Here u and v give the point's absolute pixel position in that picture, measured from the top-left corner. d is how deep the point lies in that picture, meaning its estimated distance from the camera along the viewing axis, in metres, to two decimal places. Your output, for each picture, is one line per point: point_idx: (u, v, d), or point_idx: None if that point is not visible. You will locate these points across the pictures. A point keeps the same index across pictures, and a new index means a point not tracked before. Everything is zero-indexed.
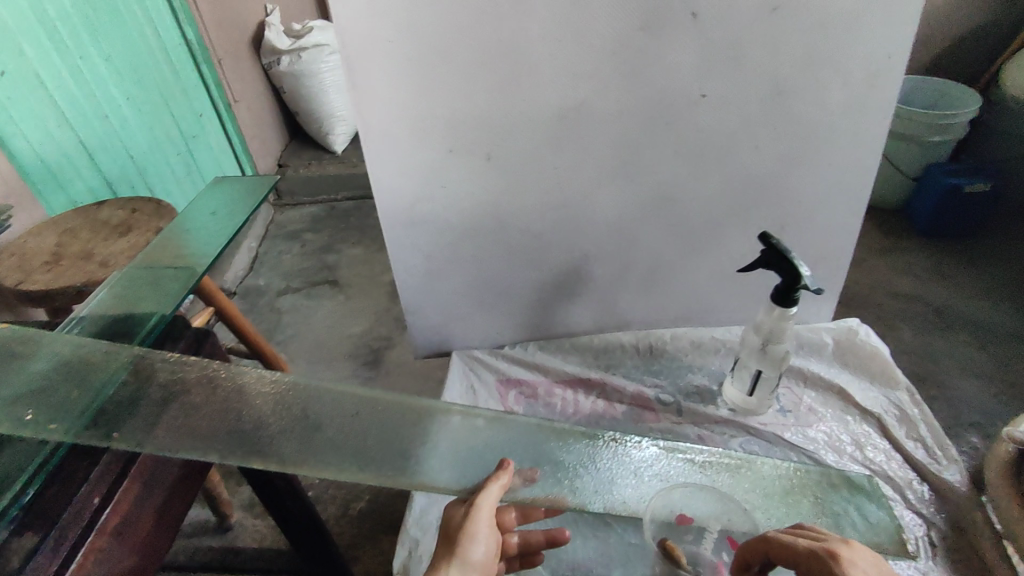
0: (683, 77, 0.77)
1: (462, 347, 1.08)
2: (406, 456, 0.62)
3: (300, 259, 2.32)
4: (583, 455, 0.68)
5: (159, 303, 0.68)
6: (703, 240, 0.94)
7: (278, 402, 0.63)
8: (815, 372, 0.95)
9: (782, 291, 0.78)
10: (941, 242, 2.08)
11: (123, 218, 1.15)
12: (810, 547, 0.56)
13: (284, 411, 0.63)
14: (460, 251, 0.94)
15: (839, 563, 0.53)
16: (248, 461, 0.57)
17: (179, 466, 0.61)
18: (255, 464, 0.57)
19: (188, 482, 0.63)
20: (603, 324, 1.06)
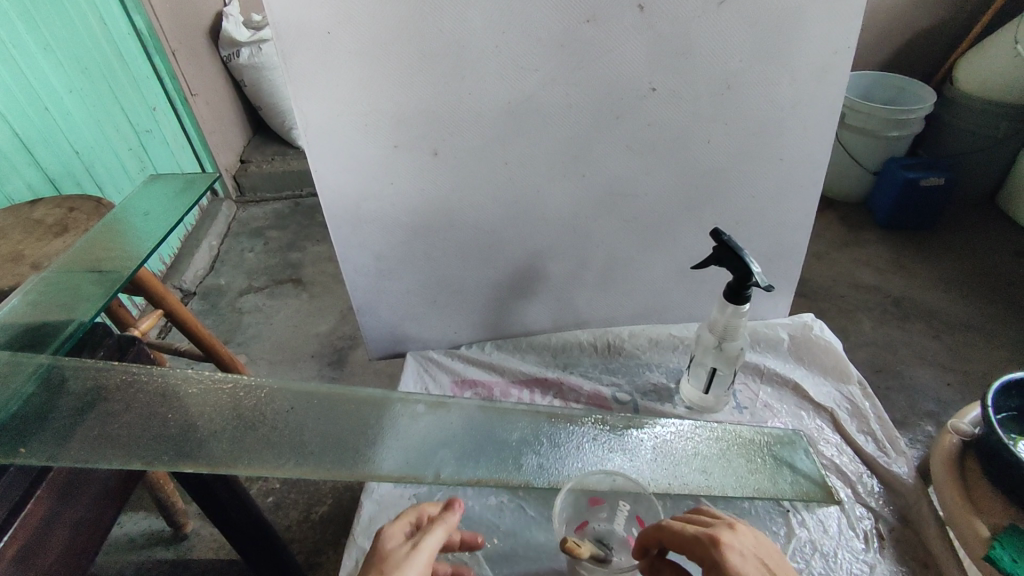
0: (631, 70, 0.76)
1: (418, 347, 1.05)
2: (348, 447, 0.61)
3: (263, 257, 2.26)
4: (525, 435, 0.69)
5: (81, 309, 0.65)
6: (658, 236, 0.93)
7: (210, 401, 0.60)
8: (771, 369, 0.95)
9: (734, 287, 0.78)
10: (901, 234, 2.11)
11: (61, 217, 1.10)
12: (696, 533, 0.60)
13: (217, 410, 0.60)
14: (411, 250, 0.91)
15: (720, 548, 0.58)
16: (176, 467, 0.54)
17: (101, 480, 0.57)
18: (185, 468, 0.54)
19: (112, 494, 0.59)
20: (561, 322, 1.04)
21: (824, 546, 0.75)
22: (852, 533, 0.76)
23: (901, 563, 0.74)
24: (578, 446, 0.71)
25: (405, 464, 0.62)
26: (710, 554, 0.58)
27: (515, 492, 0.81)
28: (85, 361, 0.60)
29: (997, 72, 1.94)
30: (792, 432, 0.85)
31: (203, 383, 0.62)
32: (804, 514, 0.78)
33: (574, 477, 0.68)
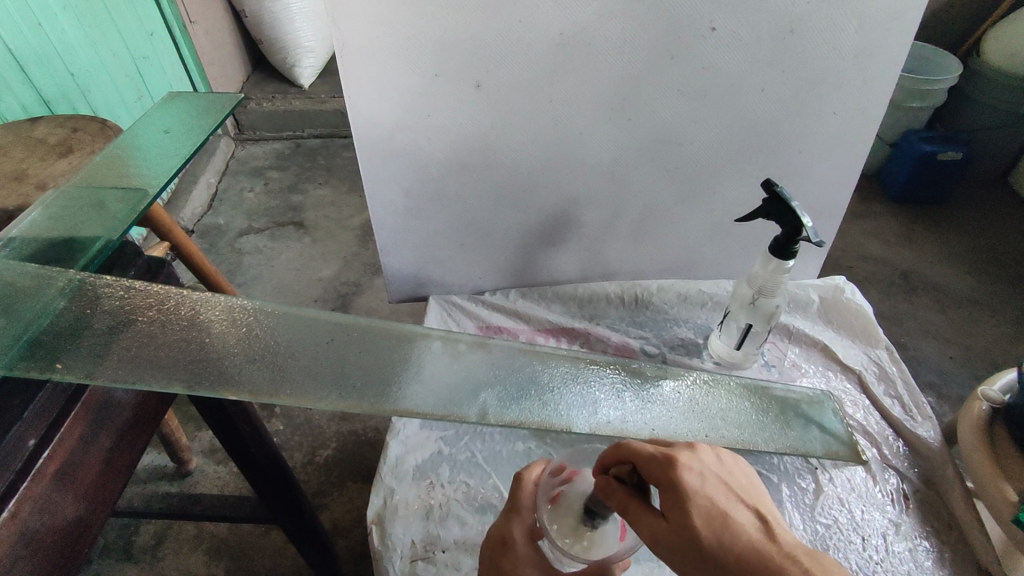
0: (694, 5, 0.71)
1: (440, 292, 1.03)
2: (389, 383, 0.58)
3: (263, 198, 2.19)
4: (564, 380, 0.67)
5: (105, 227, 0.60)
6: (697, 188, 0.90)
7: (246, 329, 0.57)
8: (800, 329, 0.94)
9: (781, 242, 0.75)
10: (912, 208, 2.10)
11: (63, 137, 1.04)
12: (654, 451, 0.54)
13: (252, 338, 0.57)
14: (442, 189, 0.88)
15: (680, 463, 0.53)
16: (217, 392, 0.51)
17: (132, 405, 0.55)
18: (225, 394, 0.51)
19: (143, 421, 0.57)
20: (588, 273, 1.02)
21: (850, 502, 0.76)
22: (878, 491, 0.77)
23: (925, 524, 0.75)
24: (618, 395, 0.70)
25: (442, 401, 0.59)
26: (666, 474, 0.52)
27: (543, 439, 0.80)
28: (105, 279, 0.56)
29: None
30: (820, 392, 0.85)
31: (232, 308, 0.58)
32: (832, 472, 0.78)
33: (615, 425, 0.66)
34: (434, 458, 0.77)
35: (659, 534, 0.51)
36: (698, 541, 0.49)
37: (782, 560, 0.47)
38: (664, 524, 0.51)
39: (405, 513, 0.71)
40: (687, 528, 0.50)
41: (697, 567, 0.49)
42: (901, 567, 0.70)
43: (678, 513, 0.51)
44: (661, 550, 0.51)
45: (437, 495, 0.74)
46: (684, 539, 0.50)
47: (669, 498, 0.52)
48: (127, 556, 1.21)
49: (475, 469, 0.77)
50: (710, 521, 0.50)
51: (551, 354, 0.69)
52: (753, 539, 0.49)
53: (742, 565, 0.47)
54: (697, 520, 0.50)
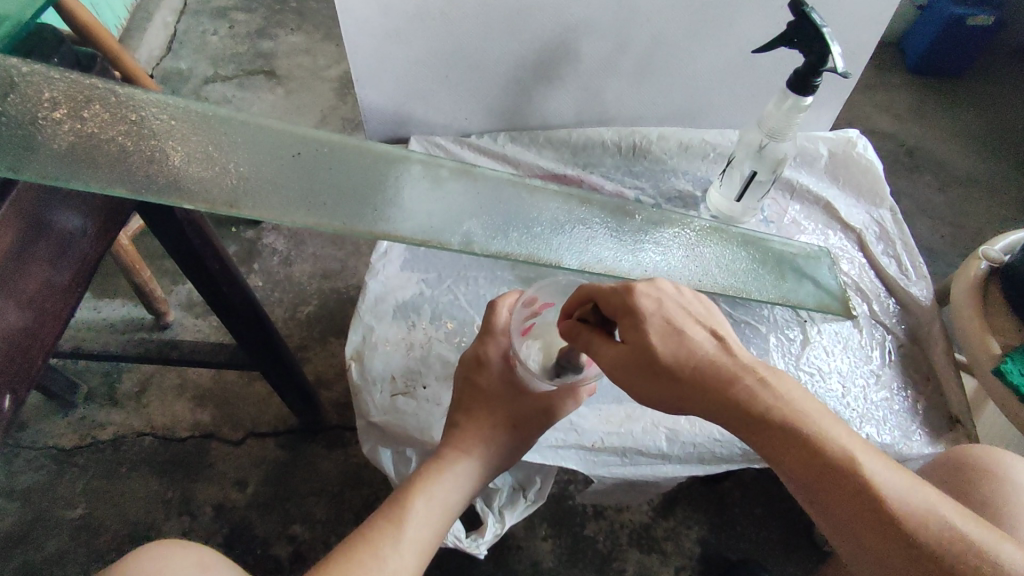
0: None
1: (422, 134, 0.94)
2: (366, 205, 0.53)
3: (228, 42, 1.99)
4: (556, 217, 0.63)
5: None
6: (713, 17, 0.80)
7: (197, 134, 0.50)
8: (804, 185, 0.89)
9: (801, 75, 0.68)
10: (927, 81, 1.98)
11: None
12: (611, 285, 0.55)
13: (206, 144, 0.50)
14: (424, 5, 0.76)
15: (637, 294, 0.54)
16: (170, 200, 0.46)
17: (76, 212, 0.50)
18: (179, 203, 0.46)
19: (95, 232, 0.52)
20: (585, 119, 0.94)
21: (835, 354, 0.75)
22: (864, 345, 0.77)
23: (906, 376, 0.76)
24: (611, 236, 0.66)
25: (423, 227, 0.54)
26: (622, 303, 0.54)
27: (529, 285, 0.77)
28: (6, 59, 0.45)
29: None
30: (818, 248, 0.82)
31: (184, 108, 0.50)
32: (821, 325, 0.77)
33: (606, 263, 0.63)
34: (415, 299, 0.74)
35: (615, 359, 0.53)
36: (651, 360, 0.51)
37: (735, 372, 0.50)
38: (621, 348, 0.53)
39: (384, 350, 0.69)
40: (642, 349, 0.51)
41: (651, 387, 0.51)
42: (877, 413, 0.72)
43: (633, 337, 0.52)
44: (619, 372, 0.53)
45: (418, 334, 0.71)
46: (639, 360, 0.52)
47: (625, 324, 0.53)
48: (112, 401, 1.21)
49: (458, 311, 0.74)
50: (664, 340, 0.51)
51: (542, 188, 0.63)
52: (709, 354, 0.51)
53: (696, 376, 0.50)
54: (651, 343, 0.51)
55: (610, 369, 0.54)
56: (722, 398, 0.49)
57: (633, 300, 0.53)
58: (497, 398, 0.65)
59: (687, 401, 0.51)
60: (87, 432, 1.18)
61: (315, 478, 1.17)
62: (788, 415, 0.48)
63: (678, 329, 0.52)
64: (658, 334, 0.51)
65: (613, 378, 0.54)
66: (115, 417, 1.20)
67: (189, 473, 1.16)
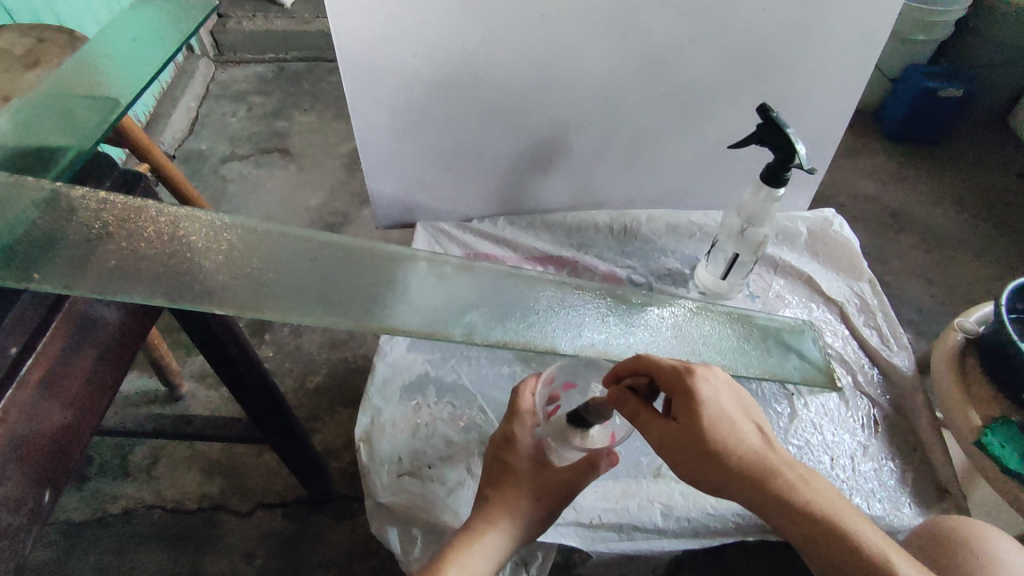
0: None
1: (427, 218, 1.01)
2: (376, 302, 0.58)
3: (246, 123, 2.12)
4: (552, 304, 0.67)
5: (75, 137, 0.58)
6: (692, 113, 0.87)
7: (223, 243, 0.56)
8: (786, 261, 0.94)
9: (772, 170, 0.74)
10: (908, 146, 2.07)
11: (26, 45, 1.01)
12: (670, 364, 0.59)
13: (232, 253, 0.56)
14: (429, 109, 0.84)
15: (695, 378, 0.58)
16: (201, 306, 0.51)
17: (117, 320, 0.55)
18: (209, 308, 0.51)
19: (130, 336, 0.57)
20: (579, 202, 1.01)
21: (822, 426, 0.79)
22: (849, 416, 0.80)
23: (891, 446, 0.79)
24: (605, 320, 0.70)
25: (427, 320, 0.59)
26: (679, 386, 0.58)
27: (528, 363, 0.82)
28: (65, 187, 0.53)
29: None
30: (801, 321, 0.86)
31: (211, 220, 0.56)
32: (807, 398, 0.81)
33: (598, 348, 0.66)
34: (421, 380, 0.78)
35: (665, 437, 0.58)
36: (702, 443, 0.56)
37: (776, 465, 0.55)
38: (672, 429, 0.57)
39: (391, 431, 0.73)
40: (691, 433, 0.56)
41: (694, 468, 0.57)
42: (865, 484, 0.75)
43: (684, 423, 0.57)
44: (668, 448, 0.58)
45: (423, 415, 0.75)
46: (686, 444, 0.57)
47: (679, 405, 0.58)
48: (125, 475, 1.24)
49: (461, 391, 0.78)
50: (717, 428, 0.56)
51: (541, 279, 0.68)
52: (755, 445, 0.56)
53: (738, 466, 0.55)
54: (701, 430, 0.56)
55: (657, 444, 0.58)
56: (760, 488, 0.55)
57: (694, 386, 0.57)
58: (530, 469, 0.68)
59: (728, 484, 0.56)
60: (100, 505, 1.20)
61: (322, 550, 1.18)
62: (823, 511, 0.53)
63: (731, 417, 0.57)
64: (713, 419, 0.56)
65: (658, 452, 0.58)
66: (127, 490, 1.22)
67: (199, 546, 1.18)
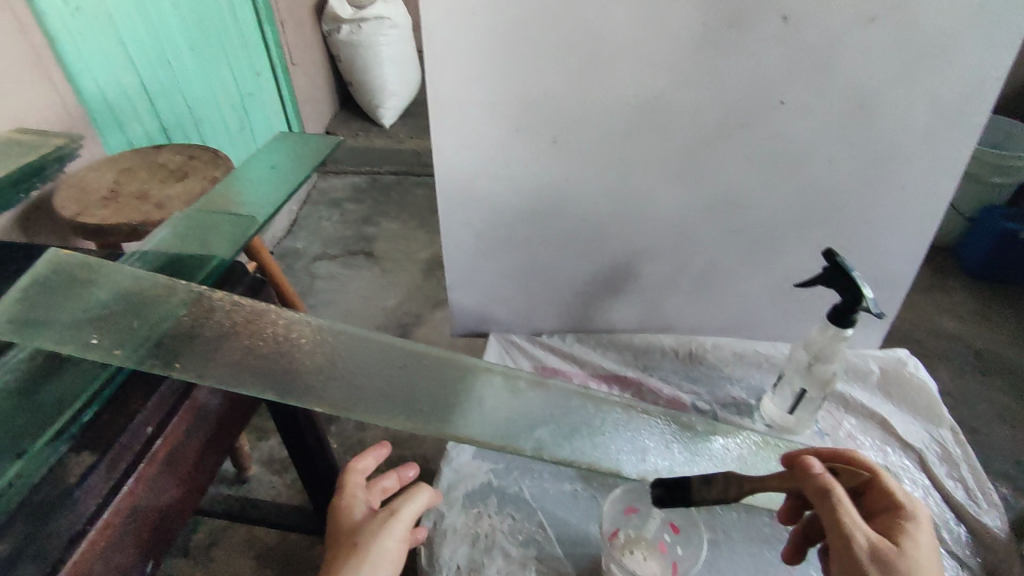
0: (765, 82, 0.76)
1: (500, 330, 1.08)
2: (454, 411, 0.63)
3: (338, 227, 2.34)
4: (616, 425, 0.70)
5: (221, 248, 0.68)
6: (758, 250, 0.92)
7: (322, 343, 0.63)
8: (857, 399, 0.93)
9: (840, 310, 0.76)
10: (990, 286, 2.01)
11: (180, 163, 1.22)
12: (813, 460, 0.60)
13: (330, 353, 0.63)
14: (513, 234, 0.94)
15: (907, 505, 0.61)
16: (303, 403, 0.57)
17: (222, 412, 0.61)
18: (309, 405, 0.57)
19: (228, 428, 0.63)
20: (646, 324, 1.05)
21: None
22: None
23: None
24: (665, 443, 0.72)
25: (497, 432, 0.63)
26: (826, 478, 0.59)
27: (590, 481, 0.83)
28: (203, 289, 0.63)
29: None
30: None
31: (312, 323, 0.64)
32: None
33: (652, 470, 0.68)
34: (484, 489, 0.81)
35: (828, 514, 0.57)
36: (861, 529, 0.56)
37: None
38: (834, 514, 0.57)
39: (452, 539, 0.75)
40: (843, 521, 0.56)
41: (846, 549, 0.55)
42: None
43: (844, 513, 0.56)
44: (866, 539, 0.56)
45: (484, 525, 0.77)
46: (844, 526, 0.56)
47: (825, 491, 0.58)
48: (185, 554, 1.28)
49: (522, 504, 0.79)
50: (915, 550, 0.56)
51: (608, 400, 0.72)
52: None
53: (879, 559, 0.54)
54: (855, 522, 0.56)
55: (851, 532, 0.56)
56: None
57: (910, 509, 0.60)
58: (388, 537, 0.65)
59: None
60: None
61: None
62: None
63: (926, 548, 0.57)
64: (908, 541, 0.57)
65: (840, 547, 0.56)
66: (185, 570, 1.26)
67: None
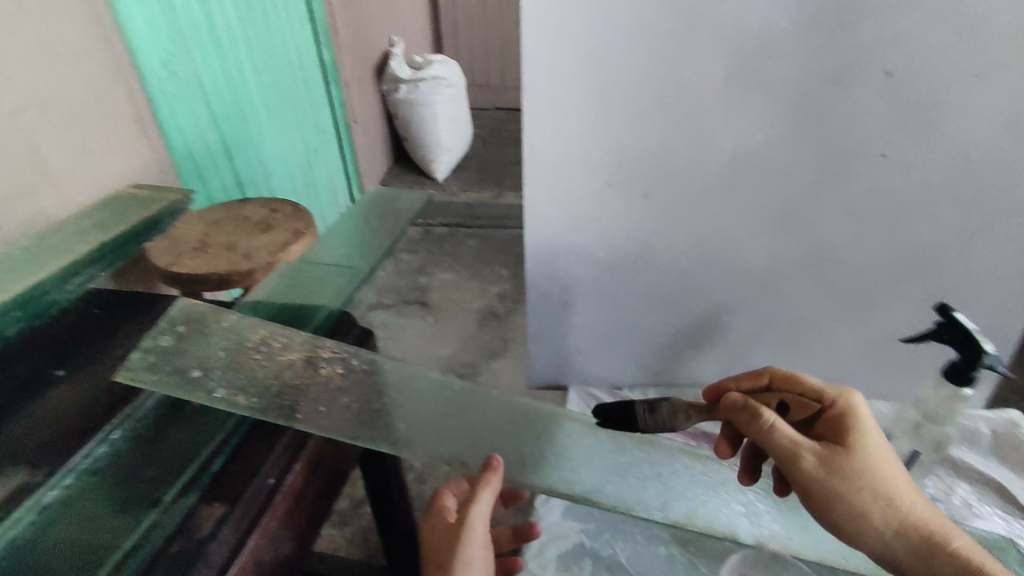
0: (864, 137, 0.76)
1: (577, 382, 1.06)
2: (557, 469, 0.61)
3: (394, 277, 2.37)
4: (711, 486, 0.67)
5: (330, 298, 0.72)
6: (853, 304, 0.89)
7: (429, 393, 0.63)
8: (968, 464, 0.87)
9: (958, 367, 0.73)
10: None
11: (263, 216, 1.26)
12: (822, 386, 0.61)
13: (420, 401, 0.62)
14: (597, 287, 0.94)
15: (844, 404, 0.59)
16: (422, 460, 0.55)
17: (320, 470, 0.59)
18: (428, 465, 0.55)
19: (326, 489, 0.61)
20: (729, 379, 1.01)
21: None
22: None
23: None
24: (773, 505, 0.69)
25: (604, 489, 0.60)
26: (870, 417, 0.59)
27: (686, 545, 0.78)
28: (335, 344, 0.64)
29: None
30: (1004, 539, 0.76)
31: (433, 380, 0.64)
32: None
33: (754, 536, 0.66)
34: (577, 551, 0.78)
35: (837, 467, 0.54)
36: (887, 484, 0.54)
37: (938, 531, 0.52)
38: (810, 454, 0.54)
39: None
40: (865, 457, 0.54)
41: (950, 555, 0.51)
42: None
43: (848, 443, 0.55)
44: (872, 467, 0.54)
45: None
46: (838, 471, 0.54)
47: (892, 465, 0.55)
48: None
49: (617, 568, 0.76)
50: (872, 459, 0.55)
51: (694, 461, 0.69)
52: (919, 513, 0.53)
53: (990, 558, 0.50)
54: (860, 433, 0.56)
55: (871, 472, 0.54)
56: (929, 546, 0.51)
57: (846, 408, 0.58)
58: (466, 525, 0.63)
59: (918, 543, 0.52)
60: None
61: None
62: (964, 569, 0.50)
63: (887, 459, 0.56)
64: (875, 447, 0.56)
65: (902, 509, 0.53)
66: None
67: None
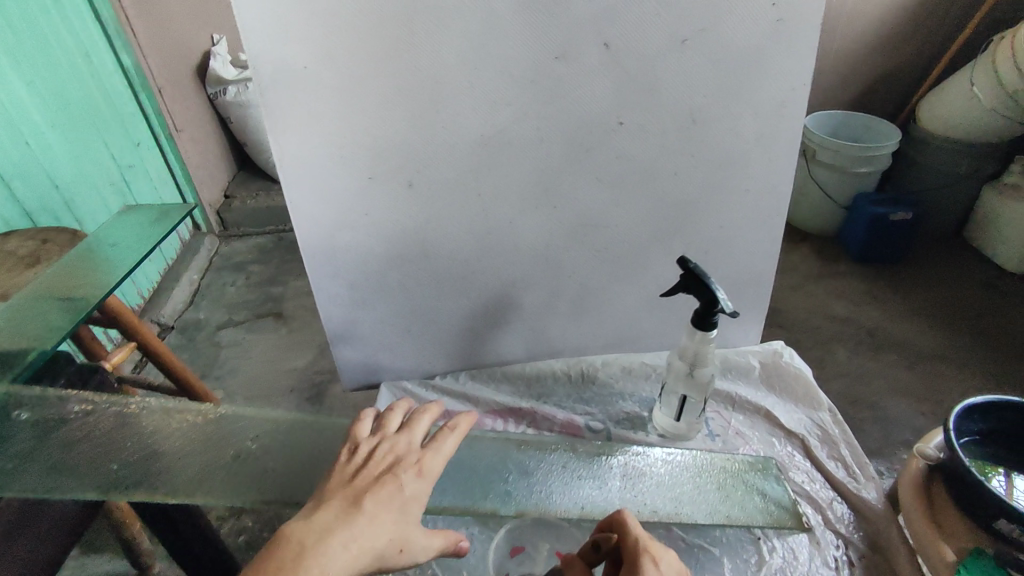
0: (599, 107, 0.79)
1: (391, 377, 1.05)
2: (308, 476, 0.65)
3: (244, 291, 2.24)
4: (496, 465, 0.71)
5: (51, 335, 0.69)
6: (627, 265, 0.95)
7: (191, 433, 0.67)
8: (741, 396, 0.96)
9: (700, 314, 0.79)
10: (873, 271, 2.22)
11: (33, 248, 1.13)
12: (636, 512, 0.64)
13: (186, 439, 0.66)
14: (386, 281, 0.93)
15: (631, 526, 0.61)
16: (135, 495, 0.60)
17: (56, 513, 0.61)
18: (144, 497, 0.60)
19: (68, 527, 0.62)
20: (536, 352, 1.05)
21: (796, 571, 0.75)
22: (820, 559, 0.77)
23: None
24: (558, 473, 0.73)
25: None
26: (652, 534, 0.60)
27: (485, 523, 0.80)
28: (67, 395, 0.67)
29: (956, 114, 2.09)
30: (763, 458, 0.85)
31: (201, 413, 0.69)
32: (775, 542, 0.77)
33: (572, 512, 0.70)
34: None
35: None
36: None
37: None
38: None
39: None
40: None
41: None
42: None
43: None
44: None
45: None
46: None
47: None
48: None
49: None
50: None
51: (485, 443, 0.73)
52: None
53: None
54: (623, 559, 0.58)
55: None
56: None
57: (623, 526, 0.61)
58: (394, 494, 0.57)
59: None
60: None
61: None
62: None
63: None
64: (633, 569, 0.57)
65: None
66: None
67: None
